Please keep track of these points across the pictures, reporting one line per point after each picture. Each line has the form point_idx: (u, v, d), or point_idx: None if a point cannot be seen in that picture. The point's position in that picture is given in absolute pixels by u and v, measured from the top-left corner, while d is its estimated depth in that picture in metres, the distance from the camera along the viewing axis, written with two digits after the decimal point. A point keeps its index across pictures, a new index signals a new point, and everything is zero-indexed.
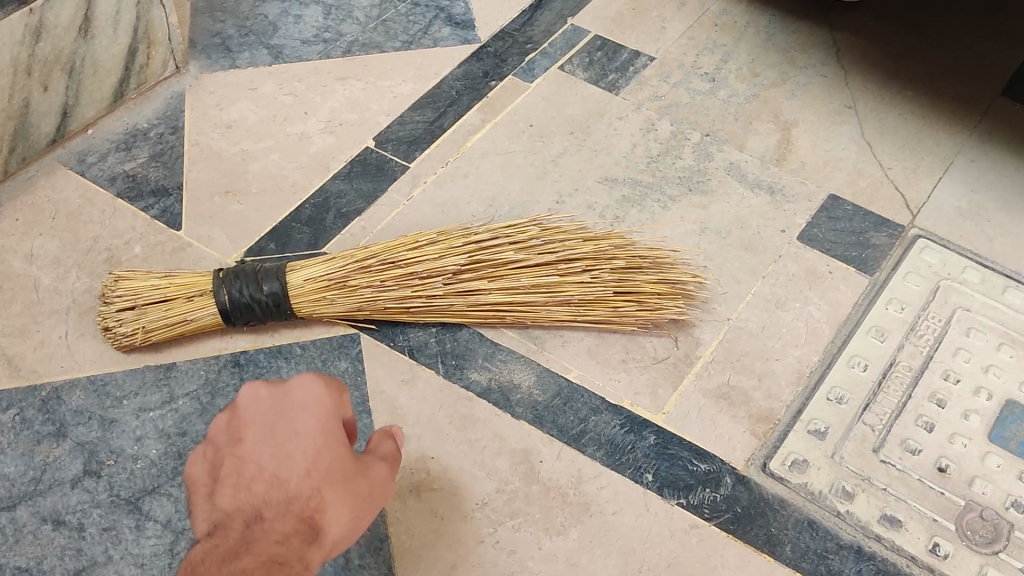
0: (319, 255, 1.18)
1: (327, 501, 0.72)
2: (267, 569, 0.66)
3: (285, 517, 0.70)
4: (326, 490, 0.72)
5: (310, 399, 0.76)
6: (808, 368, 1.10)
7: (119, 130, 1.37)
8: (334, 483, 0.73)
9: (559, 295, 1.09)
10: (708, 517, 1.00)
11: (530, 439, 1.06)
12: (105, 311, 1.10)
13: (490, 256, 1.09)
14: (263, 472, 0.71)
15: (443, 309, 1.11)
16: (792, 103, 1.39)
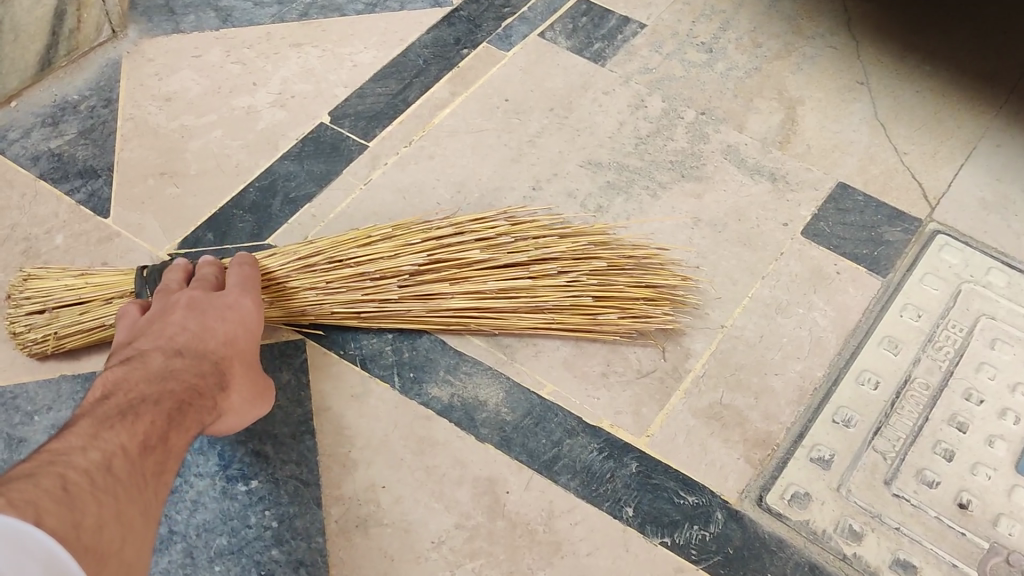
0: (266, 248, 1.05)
1: (233, 371, 0.82)
2: (191, 394, 0.75)
3: (205, 374, 0.78)
4: (245, 361, 0.84)
5: (238, 301, 0.86)
6: (812, 385, 0.97)
7: (46, 102, 1.23)
8: (240, 362, 0.83)
9: (531, 300, 0.96)
10: (695, 560, 0.87)
11: (494, 466, 0.93)
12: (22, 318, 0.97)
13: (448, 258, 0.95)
14: (185, 330, 0.81)
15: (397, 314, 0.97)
16: (797, 78, 1.25)
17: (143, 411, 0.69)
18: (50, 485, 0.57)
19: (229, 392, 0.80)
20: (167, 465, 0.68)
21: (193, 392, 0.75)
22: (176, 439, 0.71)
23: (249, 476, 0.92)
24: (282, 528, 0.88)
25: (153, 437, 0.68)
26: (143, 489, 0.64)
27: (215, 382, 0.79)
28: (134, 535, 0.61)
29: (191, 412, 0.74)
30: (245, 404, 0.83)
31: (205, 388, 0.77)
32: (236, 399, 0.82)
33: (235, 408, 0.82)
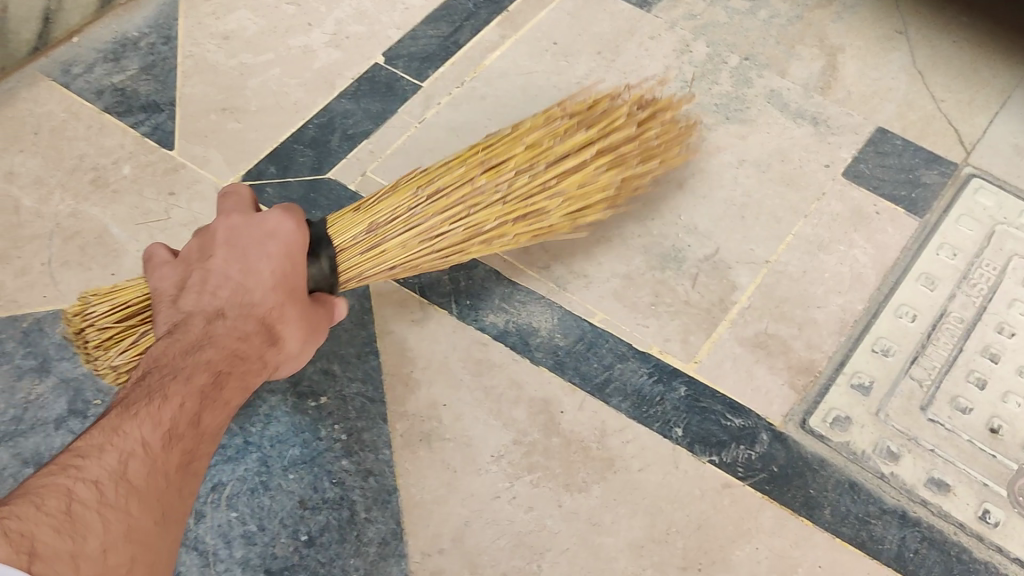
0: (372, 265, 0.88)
1: (286, 317, 0.80)
2: (231, 361, 0.74)
3: (242, 337, 0.76)
4: (302, 309, 0.82)
5: (277, 225, 0.81)
6: (851, 318, 1.02)
7: (106, 39, 1.26)
8: (292, 304, 0.80)
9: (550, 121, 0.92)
10: (742, 476, 0.92)
11: (549, 387, 0.98)
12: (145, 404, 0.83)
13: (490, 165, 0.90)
14: (228, 280, 0.79)
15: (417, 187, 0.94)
16: (838, 26, 1.28)
17: (163, 395, 0.67)
18: (53, 507, 0.54)
19: (276, 342, 0.79)
20: (197, 452, 0.67)
21: (234, 358, 0.74)
22: (205, 420, 0.69)
23: (318, 393, 0.97)
24: (351, 440, 0.95)
25: (179, 426, 0.66)
26: (168, 490, 0.62)
27: (261, 339, 0.78)
28: (151, 548, 0.59)
29: (221, 387, 0.71)
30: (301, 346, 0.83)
31: (247, 349, 0.76)
32: (291, 346, 0.81)
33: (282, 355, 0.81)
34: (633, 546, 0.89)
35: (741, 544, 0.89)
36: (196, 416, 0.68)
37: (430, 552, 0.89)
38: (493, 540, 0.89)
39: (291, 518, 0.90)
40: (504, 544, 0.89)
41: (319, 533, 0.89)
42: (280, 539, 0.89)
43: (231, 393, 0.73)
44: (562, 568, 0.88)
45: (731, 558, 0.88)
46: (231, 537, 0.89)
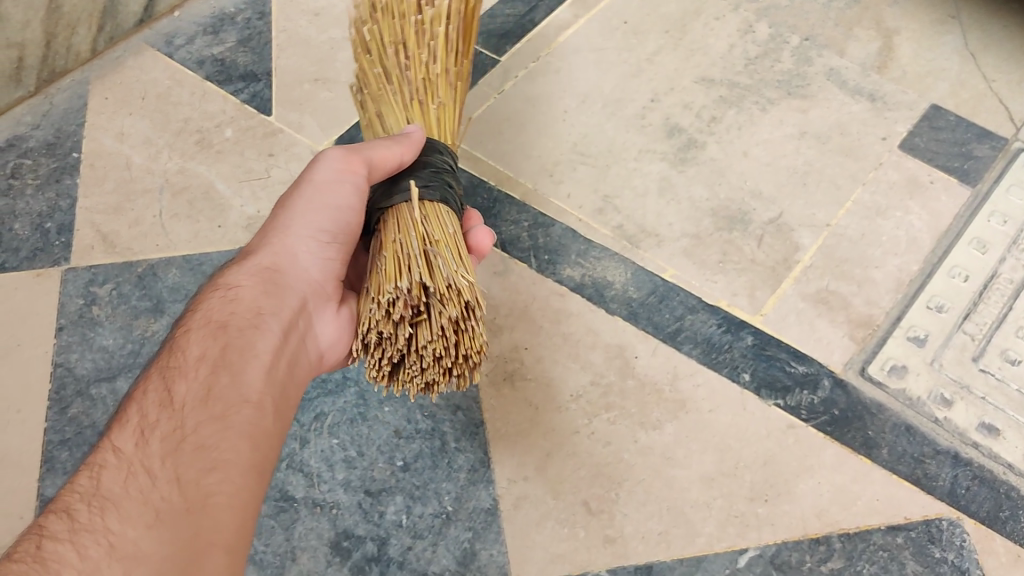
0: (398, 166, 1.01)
1: (264, 250, 0.79)
2: (215, 296, 0.75)
3: (229, 310, 0.74)
4: (285, 211, 0.81)
5: None
6: (907, 277, 1.09)
7: (205, 13, 1.35)
8: (269, 231, 0.80)
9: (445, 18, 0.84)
10: (805, 418, 0.99)
11: (624, 335, 1.05)
12: (438, 320, 0.75)
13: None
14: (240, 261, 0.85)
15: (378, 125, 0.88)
16: (894, 10, 1.34)
17: (114, 430, 0.65)
18: (35, 531, 0.57)
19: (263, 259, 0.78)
20: (216, 413, 0.66)
21: (211, 307, 0.74)
22: (180, 393, 0.66)
23: None
24: None
25: (149, 423, 0.65)
26: (176, 464, 0.62)
27: (261, 277, 0.77)
28: (142, 561, 0.57)
29: (213, 339, 0.71)
30: (323, 195, 0.80)
31: (219, 302, 0.74)
32: (314, 215, 0.80)
33: (305, 232, 0.80)
34: (703, 478, 0.96)
35: (804, 479, 0.96)
36: (171, 401, 0.66)
37: (516, 479, 0.96)
38: (573, 470, 0.97)
39: (388, 446, 0.98)
40: (583, 474, 0.96)
41: (413, 459, 0.97)
42: (378, 464, 0.97)
43: (266, 314, 0.75)
44: (638, 496, 0.95)
45: (795, 490, 0.95)
46: (333, 461, 0.97)
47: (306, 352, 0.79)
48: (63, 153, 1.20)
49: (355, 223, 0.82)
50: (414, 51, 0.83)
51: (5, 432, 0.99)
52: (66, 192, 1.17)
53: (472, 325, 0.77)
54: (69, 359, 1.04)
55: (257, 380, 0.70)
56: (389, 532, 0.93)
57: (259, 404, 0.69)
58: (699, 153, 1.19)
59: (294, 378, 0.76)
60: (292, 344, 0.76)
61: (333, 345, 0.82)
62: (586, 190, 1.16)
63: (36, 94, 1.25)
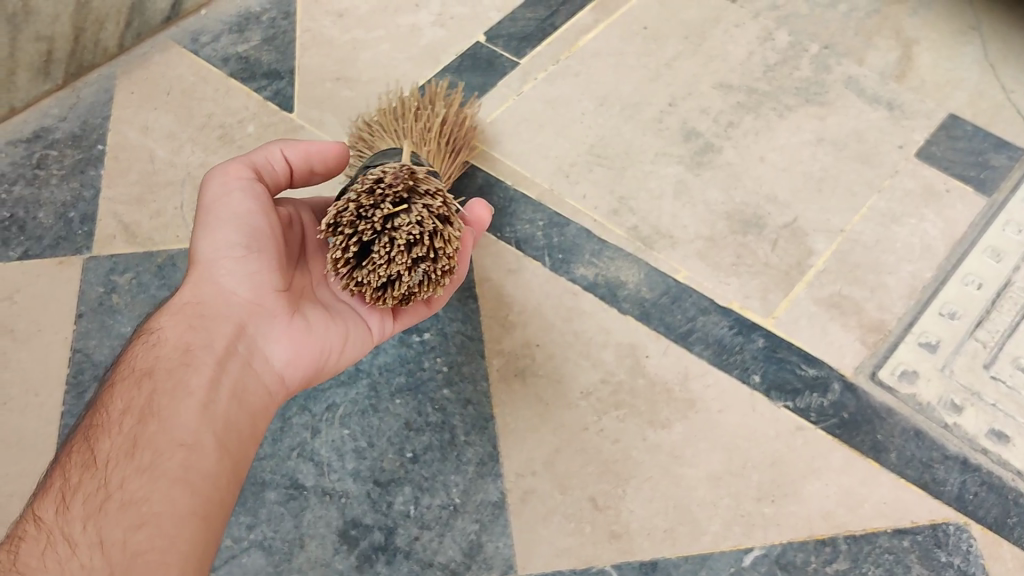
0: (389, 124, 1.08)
1: (185, 289, 0.79)
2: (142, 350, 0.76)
3: (154, 357, 0.74)
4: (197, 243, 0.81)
5: None
6: (921, 284, 1.09)
7: (231, 12, 1.38)
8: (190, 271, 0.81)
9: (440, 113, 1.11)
10: (815, 420, 0.99)
11: (635, 334, 1.06)
12: (417, 209, 0.75)
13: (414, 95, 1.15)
14: None
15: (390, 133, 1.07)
16: (914, 21, 1.35)
17: (38, 504, 0.65)
18: None
19: (184, 301, 0.78)
20: (144, 463, 0.66)
21: (135, 362, 0.74)
22: (102, 454, 0.67)
23: (422, 329, 1.06)
24: (452, 372, 1.03)
25: (72, 486, 0.65)
26: (101, 522, 0.62)
27: (183, 316, 0.77)
28: None
29: (136, 392, 0.71)
30: (223, 206, 0.80)
31: (143, 354, 0.75)
32: (223, 230, 0.79)
33: (217, 250, 0.79)
34: (711, 477, 0.96)
35: (812, 480, 0.96)
36: (95, 461, 0.67)
37: (524, 474, 0.97)
38: (581, 466, 0.97)
39: (398, 438, 0.99)
40: (591, 470, 0.97)
41: (423, 451, 0.98)
42: (388, 455, 0.98)
43: (192, 352, 0.75)
44: (645, 493, 0.96)
45: (802, 491, 0.95)
46: (343, 451, 0.98)
47: (255, 378, 0.78)
48: (88, 145, 1.22)
49: (265, 227, 0.81)
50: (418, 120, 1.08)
51: (23, 415, 1.01)
52: (90, 183, 1.19)
53: (450, 231, 0.77)
54: (88, 345, 1.06)
55: (190, 416, 0.71)
56: (396, 522, 0.94)
57: (194, 444, 0.69)
58: (715, 157, 1.20)
59: (241, 408, 0.75)
60: (232, 375, 0.75)
61: (291, 364, 0.80)
62: (602, 191, 1.17)
63: (64, 87, 1.28)
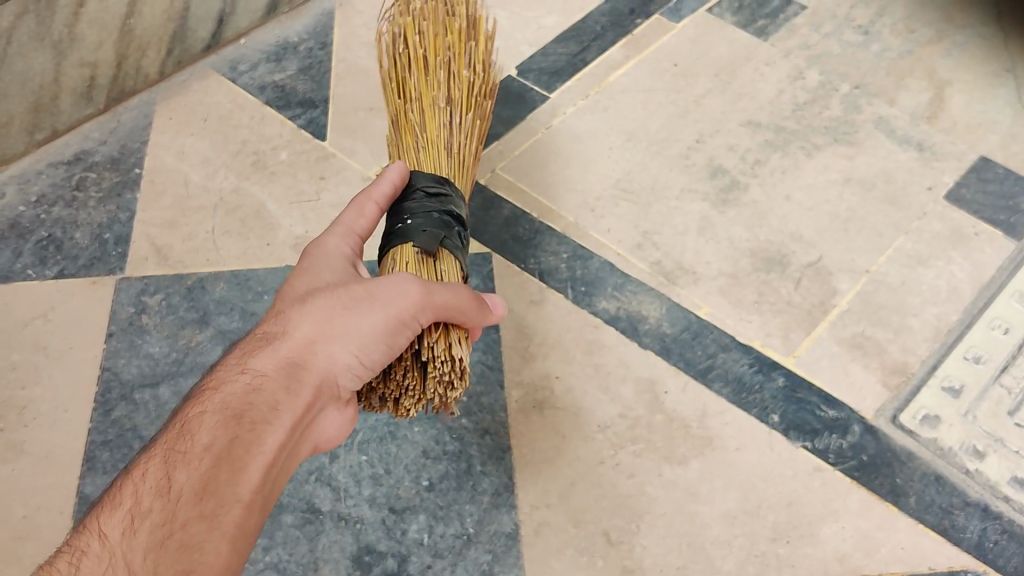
0: (429, 104, 0.89)
1: (312, 345, 0.74)
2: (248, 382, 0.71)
3: (253, 398, 0.70)
4: (331, 310, 0.74)
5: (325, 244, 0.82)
6: (945, 327, 1.08)
7: (270, 42, 1.41)
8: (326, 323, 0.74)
9: (468, 105, 0.91)
10: (833, 462, 0.99)
11: (655, 369, 1.06)
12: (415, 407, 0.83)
13: (444, 50, 0.90)
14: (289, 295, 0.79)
15: (435, 116, 0.89)
16: (947, 62, 1.34)
17: (106, 507, 0.66)
18: None
19: (304, 356, 0.74)
20: (204, 514, 0.65)
21: (242, 390, 0.71)
22: (175, 484, 0.66)
23: None
24: (471, 402, 1.04)
25: (142, 512, 0.65)
26: (157, 564, 0.62)
27: (290, 366, 0.73)
28: None
29: (227, 427, 0.68)
30: (383, 313, 0.73)
31: (252, 386, 0.71)
32: (364, 337, 0.73)
33: (352, 347, 0.73)
34: (726, 516, 0.96)
35: (829, 522, 0.95)
36: (167, 490, 0.66)
37: (538, 506, 0.97)
38: (596, 500, 0.97)
39: (415, 465, 1.00)
40: (606, 504, 0.97)
41: (438, 480, 0.99)
42: (404, 483, 0.99)
43: (283, 410, 0.71)
44: (659, 530, 0.95)
45: (818, 533, 0.94)
46: (360, 477, 0.99)
47: (305, 451, 0.76)
48: (126, 168, 1.25)
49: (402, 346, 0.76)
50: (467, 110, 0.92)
51: (50, 430, 1.03)
52: (126, 206, 1.22)
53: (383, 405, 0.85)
54: (116, 364, 1.08)
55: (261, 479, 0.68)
56: (410, 549, 0.94)
57: (253, 504, 0.67)
58: (742, 195, 1.20)
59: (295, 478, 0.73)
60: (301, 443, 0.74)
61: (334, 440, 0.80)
62: (626, 225, 1.18)
63: (105, 111, 1.31)
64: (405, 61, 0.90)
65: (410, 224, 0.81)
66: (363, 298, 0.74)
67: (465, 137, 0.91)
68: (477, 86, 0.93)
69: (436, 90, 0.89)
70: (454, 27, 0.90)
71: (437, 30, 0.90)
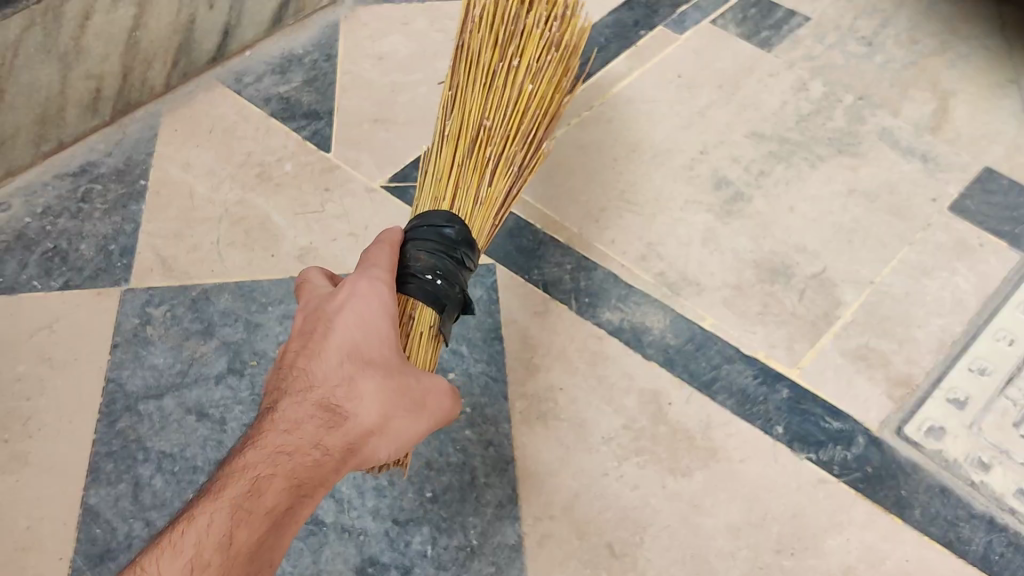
0: (506, 156, 0.86)
1: (368, 432, 0.74)
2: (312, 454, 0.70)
3: (312, 471, 0.70)
4: (388, 402, 0.74)
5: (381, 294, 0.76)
6: (950, 339, 1.08)
7: (275, 54, 1.41)
8: (385, 415, 0.74)
9: (529, 168, 0.91)
10: (837, 473, 0.98)
11: (659, 381, 1.05)
12: None
13: (540, 104, 0.87)
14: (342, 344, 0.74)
15: (506, 171, 0.87)
16: (951, 73, 1.34)
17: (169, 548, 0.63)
18: None
19: (359, 439, 0.73)
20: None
21: (308, 458, 0.70)
22: (237, 543, 0.65)
23: (448, 369, 1.06)
24: (475, 413, 1.03)
25: (204, 566, 0.63)
26: None
27: (346, 445, 0.72)
28: None
29: (289, 498, 0.68)
30: (427, 421, 0.77)
31: (314, 458, 0.70)
32: (402, 443, 0.76)
33: (392, 448, 0.76)
34: (730, 527, 0.95)
35: (833, 534, 0.95)
36: (228, 547, 0.64)
37: (542, 518, 0.97)
38: (599, 512, 0.97)
39: (418, 477, 0.99)
40: (610, 516, 0.97)
41: (442, 491, 0.98)
42: (407, 494, 0.98)
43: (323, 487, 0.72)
44: (663, 542, 0.95)
45: (823, 545, 0.94)
46: (363, 488, 0.99)
47: None
48: (131, 180, 1.26)
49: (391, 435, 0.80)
50: (525, 174, 0.91)
51: (54, 441, 1.03)
52: (131, 217, 1.22)
53: None
54: (121, 375, 1.08)
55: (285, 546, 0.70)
56: (413, 561, 0.94)
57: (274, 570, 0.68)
58: (746, 206, 1.20)
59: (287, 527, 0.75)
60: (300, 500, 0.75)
61: None
62: (631, 237, 1.18)
63: (111, 123, 1.32)
64: (506, 79, 0.86)
65: (445, 291, 0.78)
66: (414, 403, 0.76)
67: (511, 200, 0.90)
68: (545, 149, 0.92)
69: (518, 147, 0.87)
70: (556, 85, 0.88)
71: (551, 71, 0.87)
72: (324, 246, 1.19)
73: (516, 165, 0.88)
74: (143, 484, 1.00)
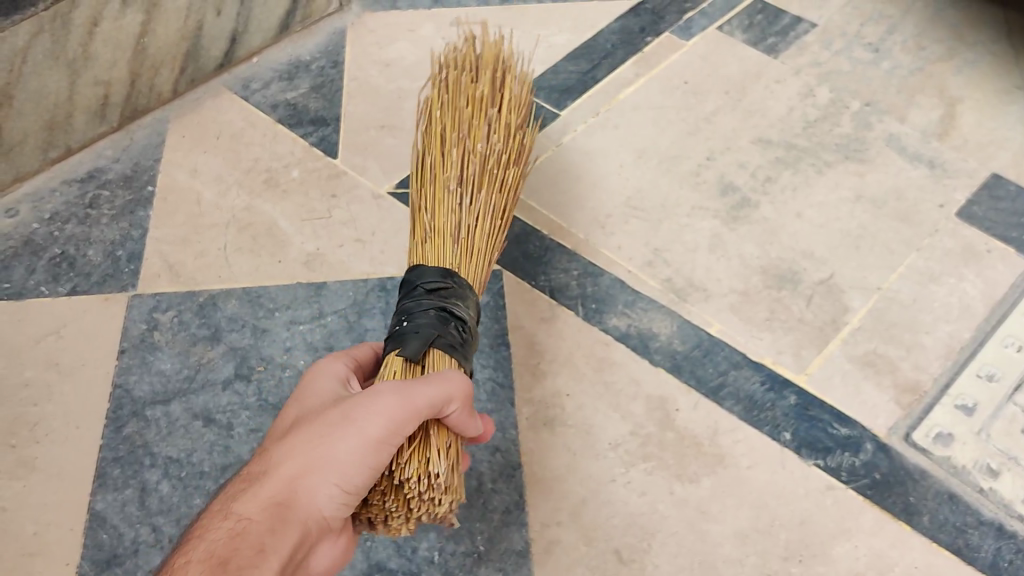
0: (441, 194, 0.91)
1: (303, 479, 0.71)
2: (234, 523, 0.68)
3: (234, 537, 0.67)
4: (302, 446, 0.72)
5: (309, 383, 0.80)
6: (958, 345, 1.07)
7: (283, 60, 1.42)
8: (312, 454, 0.71)
9: (476, 187, 0.93)
10: (845, 479, 0.98)
11: (666, 387, 1.05)
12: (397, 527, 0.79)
13: (459, 137, 0.94)
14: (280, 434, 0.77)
15: (443, 205, 0.91)
16: (958, 79, 1.34)
17: None
18: None
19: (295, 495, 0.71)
20: None
21: (227, 529, 0.68)
22: None
23: None
24: None
25: None
26: None
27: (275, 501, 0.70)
28: None
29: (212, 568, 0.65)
30: (376, 428, 0.72)
31: (233, 525, 0.68)
32: (346, 466, 0.71)
33: (341, 475, 0.71)
34: (738, 534, 0.95)
35: (842, 541, 0.94)
36: None
37: (549, 524, 0.96)
38: (607, 518, 0.97)
39: None
40: (617, 522, 0.96)
41: None
42: None
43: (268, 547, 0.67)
44: (671, 548, 0.95)
45: (831, 552, 0.94)
46: None
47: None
48: (139, 186, 1.26)
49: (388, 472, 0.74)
50: (478, 193, 0.92)
51: (62, 446, 1.03)
52: (139, 223, 1.22)
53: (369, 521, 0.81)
54: (128, 381, 1.08)
55: None
56: (421, 567, 0.94)
57: None
58: (753, 212, 1.20)
59: None
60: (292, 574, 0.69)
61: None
62: (637, 243, 1.18)
63: (119, 129, 1.32)
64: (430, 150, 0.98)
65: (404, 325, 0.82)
66: (336, 428, 0.72)
67: (475, 222, 0.91)
68: (489, 164, 0.94)
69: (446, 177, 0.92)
70: (468, 112, 0.95)
71: (455, 111, 0.95)
72: (331, 252, 1.19)
73: (451, 194, 0.91)
74: (149, 489, 1.00)
